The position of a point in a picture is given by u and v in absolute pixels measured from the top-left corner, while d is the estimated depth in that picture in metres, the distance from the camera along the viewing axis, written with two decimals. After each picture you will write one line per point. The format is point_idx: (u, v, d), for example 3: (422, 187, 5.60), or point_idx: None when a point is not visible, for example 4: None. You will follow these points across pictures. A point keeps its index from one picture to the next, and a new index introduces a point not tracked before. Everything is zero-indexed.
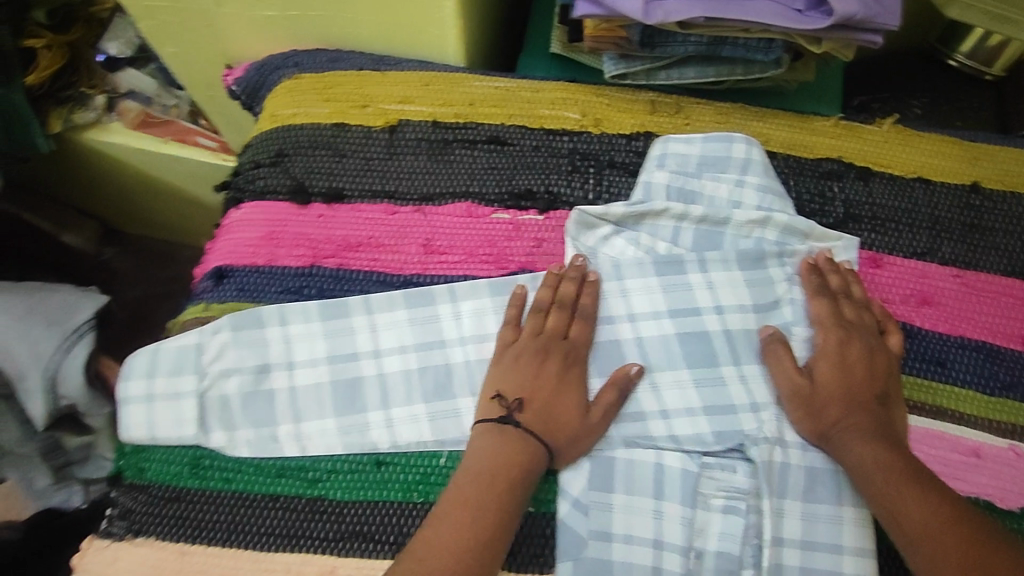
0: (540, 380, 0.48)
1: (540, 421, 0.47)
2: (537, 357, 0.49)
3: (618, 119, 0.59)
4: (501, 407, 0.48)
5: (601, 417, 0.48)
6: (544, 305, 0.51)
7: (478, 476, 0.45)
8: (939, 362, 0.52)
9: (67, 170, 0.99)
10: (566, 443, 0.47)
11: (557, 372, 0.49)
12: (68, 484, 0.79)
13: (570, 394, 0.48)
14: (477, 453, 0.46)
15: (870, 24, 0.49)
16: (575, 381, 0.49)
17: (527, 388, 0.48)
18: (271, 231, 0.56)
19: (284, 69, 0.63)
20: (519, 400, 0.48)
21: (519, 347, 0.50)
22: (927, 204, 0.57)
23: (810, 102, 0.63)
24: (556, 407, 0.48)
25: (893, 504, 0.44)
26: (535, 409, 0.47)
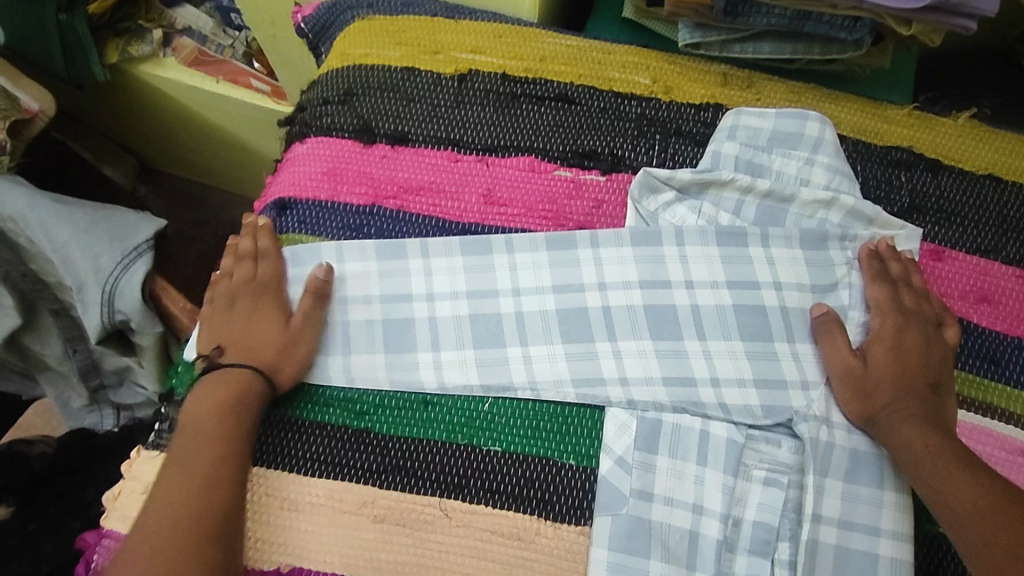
0: (236, 322, 0.50)
1: (242, 355, 0.48)
2: (225, 307, 0.50)
3: (688, 89, 0.59)
4: (204, 361, 0.49)
5: (262, 333, 0.49)
6: (222, 269, 0.52)
7: (194, 422, 0.46)
8: (994, 361, 0.52)
9: (115, 102, 0.98)
10: (272, 362, 0.48)
11: (225, 318, 0.50)
12: (101, 408, 0.82)
13: (269, 321, 0.49)
14: (198, 399, 0.47)
15: (966, 8, 0.48)
16: (244, 318, 0.50)
17: (226, 336, 0.49)
18: (334, 167, 0.56)
19: (357, 10, 0.63)
20: (220, 347, 0.49)
21: (215, 299, 0.51)
22: (994, 202, 0.56)
23: (881, 90, 0.63)
24: (244, 331, 0.49)
25: (939, 488, 0.43)
26: (234, 348, 0.49)
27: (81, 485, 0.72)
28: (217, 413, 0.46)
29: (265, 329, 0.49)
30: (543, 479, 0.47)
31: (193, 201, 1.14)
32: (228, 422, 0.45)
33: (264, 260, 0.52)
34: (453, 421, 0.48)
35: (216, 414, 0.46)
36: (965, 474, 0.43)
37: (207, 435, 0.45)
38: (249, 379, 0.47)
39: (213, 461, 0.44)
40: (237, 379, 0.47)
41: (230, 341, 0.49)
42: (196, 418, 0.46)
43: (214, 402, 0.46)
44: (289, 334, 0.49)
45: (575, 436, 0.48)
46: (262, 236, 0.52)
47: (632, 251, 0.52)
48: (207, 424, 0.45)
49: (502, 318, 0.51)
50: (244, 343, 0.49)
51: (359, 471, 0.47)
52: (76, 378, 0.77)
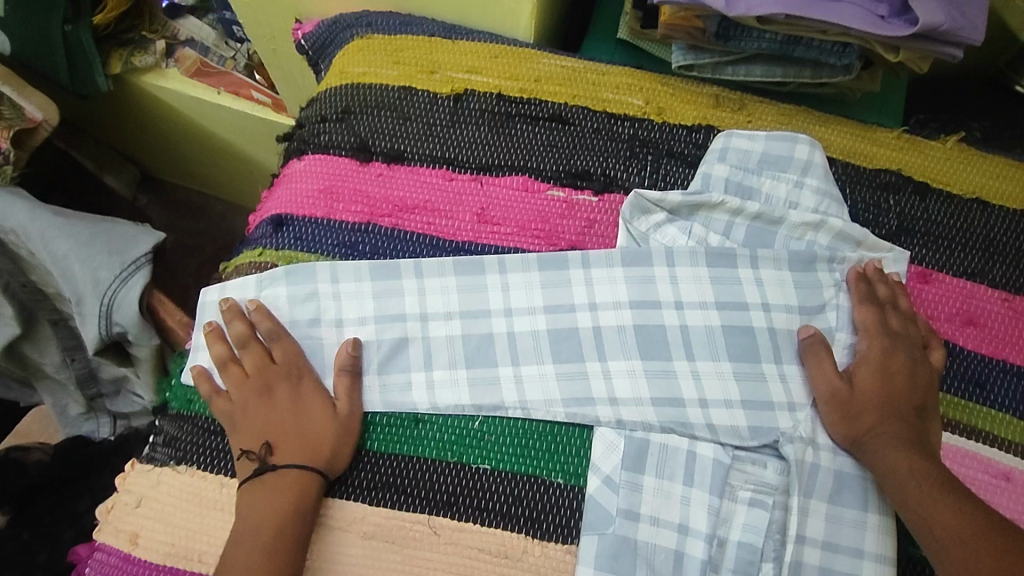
0: (273, 412, 0.48)
1: (292, 450, 0.47)
2: (256, 397, 0.49)
3: (680, 110, 0.60)
4: (249, 463, 0.47)
5: (307, 417, 0.48)
6: (228, 358, 0.51)
7: (252, 531, 0.45)
8: (979, 384, 0.52)
9: (118, 112, 1.00)
10: (330, 457, 0.47)
11: (259, 411, 0.48)
12: (97, 416, 0.82)
13: (312, 411, 0.48)
14: (253, 509, 0.45)
15: (953, 37, 0.49)
16: (277, 408, 0.48)
17: (267, 428, 0.48)
18: (331, 185, 0.57)
19: (356, 28, 0.64)
20: (265, 445, 0.47)
21: (240, 391, 0.49)
22: (982, 226, 0.57)
23: (872, 113, 0.64)
24: (285, 417, 0.48)
25: (926, 514, 0.44)
26: (283, 446, 0.47)
27: (76, 492, 0.73)
28: (274, 516, 0.45)
29: (306, 416, 0.48)
30: (531, 496, 0.47)
31: (194, 209, 1.15)
32: (289, 529, 0.45)
33: (278, 344, 0.50)
34: (443, 439, 0.49)
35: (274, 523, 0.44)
36: (951, 501, 0.44)
37: (264, 541, 0.44)
38: (303, 480, 0.46)
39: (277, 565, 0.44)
40: (287, 483, 0.46)
41: (272, 434, 0.48)
42: (257, 524, 0.45)
43: (273, 508, 0.45)
44: (338, 421, 0.48)
45: (562, 454, 0.48)
46: (264, 321, 0.51)
47: (623, 271, 0.53)
48: (264, 535, 0.44)
49: (495, 337, 0.52)
50: (284, 432, 0.48)
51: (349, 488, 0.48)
52: (73, 386, 0.77)
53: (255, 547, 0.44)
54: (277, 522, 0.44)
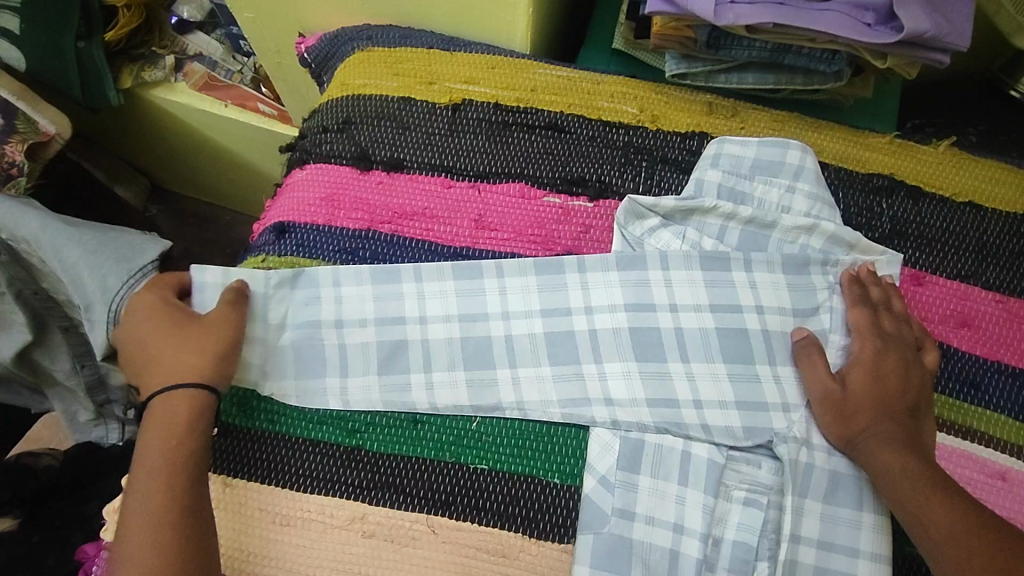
0: (151, 345, 0.49)
1: (152, 370, 0.48)
2: (137, 338, 0.50)
3: (675, 117, 0.61)
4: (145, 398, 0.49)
5: (164, 336, 0.49)
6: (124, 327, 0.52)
7: (143, 468, 0.45)
8: (974, 385, 0.53)
9: (128, 125, 1.02)
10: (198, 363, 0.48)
11: (133, 350, 0.50)
12: (107, 422, 0.83)
13: (164, 333, 0.49)
14: (139, 453, 0.46)
15: (939, 43, 0.50)
16: (142, 344, 0.50)
17: (139, 364, 0.50)
18: (332, 193, 0.58)
19: (357, 41, 0.65)
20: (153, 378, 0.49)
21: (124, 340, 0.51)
22: (975, 228, 0.57)
23: (865, 118, 0.65)
24: (142, 349, 0.49)
25: (920, 513, 0.44)
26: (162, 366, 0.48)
27: (86, 497, 0.74)
28: (161, 450, 0.46)
29: (163, 338, 0.49)
30: (528, 497, 0.48)
31: (202, 219, 1.17)
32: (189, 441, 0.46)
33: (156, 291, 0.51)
34: (442, 440, 0.50)
35: (160, 453, 0.45)
36: (944, 501, 0.44)
37: (161, 475, 0.45)
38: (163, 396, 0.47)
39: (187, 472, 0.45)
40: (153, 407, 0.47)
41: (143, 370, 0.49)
42: (156, 447, 0.46)
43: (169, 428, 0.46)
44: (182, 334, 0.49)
45: (559, 455, 0.49)
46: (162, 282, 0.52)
47: (618, 275, 0.54)
48: (156, 475, 0.45)
49: (493, 341, 0.53)
50: (145, 366, 0.49)
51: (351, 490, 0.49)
52: (83, 393, 0.79)
53: (147, 484, 0.44)
54: (162, 450, 0.46)
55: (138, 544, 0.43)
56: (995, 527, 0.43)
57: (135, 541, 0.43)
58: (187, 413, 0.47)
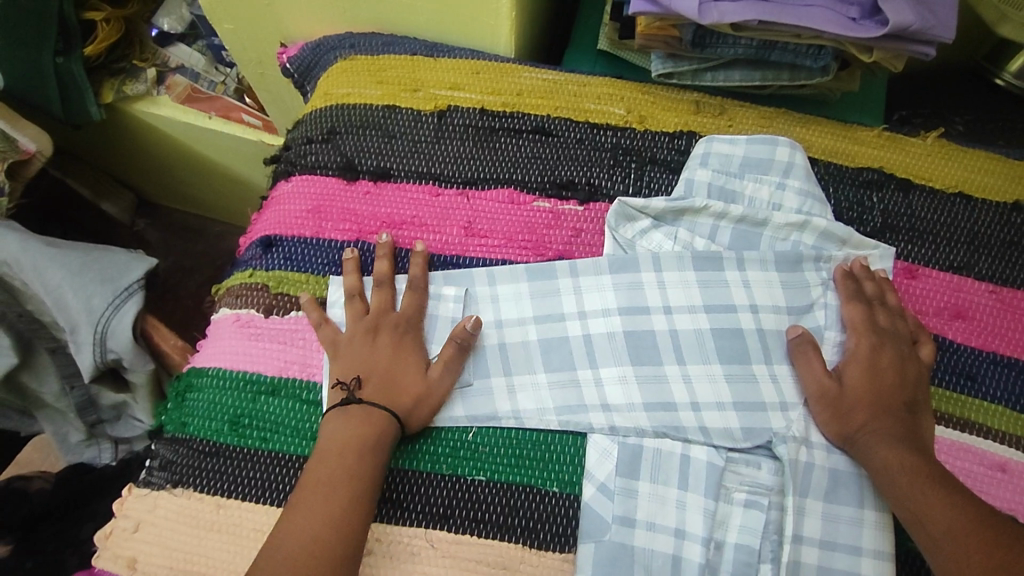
0: (373, 357, 0.50)
1: (380, 392, 0.48)
2: (364, 337, 0.50)
3: (662, 117, 0.60)
4: (340, 391, 0.49)
5: (410, 376, 0.49)
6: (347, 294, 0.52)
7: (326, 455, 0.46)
8: (970, 376, 0.52)
9: (111, 140, 1.01)
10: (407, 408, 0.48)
11: (361, 344, 0.50)
12: (99, 442, 0.82)
13: (408, 363, 0.50)
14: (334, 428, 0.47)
15: (924, 36, 0.50)
16: (375, 350, 0.50)
17: (364, 366, 0.49)
18: (319, 204, 0.57)
19: (339, 50, 0.65)
20: (356, 379, 0.49)
21: (348, 334, 0.51)
22: (966, 219, 0.57)
23: (853, 112, 0.64)
24: (374, 356, 0.50)
25: (919, 510, 0.44)
26: (379, 384, 0.48)
27: (78, 521, 0.72)
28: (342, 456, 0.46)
29: (409, 369, 0.49)
30: (526, 507, 0.47)
31: (189, 232, 1.15)
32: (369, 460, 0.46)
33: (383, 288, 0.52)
34: (438, 453, 0.49)
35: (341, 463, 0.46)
36: (944, 498, 0.44)
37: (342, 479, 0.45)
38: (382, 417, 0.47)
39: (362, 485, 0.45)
40: (364, 412, 0.47)
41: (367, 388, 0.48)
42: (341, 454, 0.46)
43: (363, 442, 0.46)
44: (428, 384, 0.49)
45: (557, 463, 0.49)
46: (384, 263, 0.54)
47: (610, 278, 0.53)
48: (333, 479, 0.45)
49: (486, 349, 0.52)
50: (384, 389, 0.48)
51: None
52: (72, 414, 0.77)
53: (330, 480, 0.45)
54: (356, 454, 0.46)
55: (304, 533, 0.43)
56: (995, 521, 0.43)
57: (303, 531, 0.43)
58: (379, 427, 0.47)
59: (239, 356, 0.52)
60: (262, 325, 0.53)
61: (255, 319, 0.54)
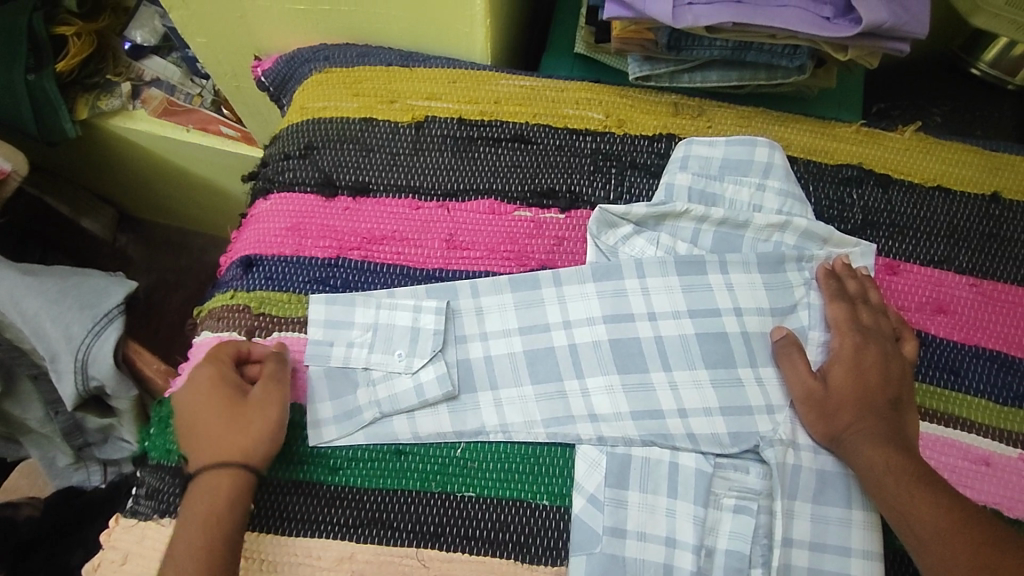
0: (234, 395, 0.48)
1: (233, 439, 0.46)
2: (228, 377, 0.49)
3: (641, 120, 0.60)
4: (203, 440, 0.47)
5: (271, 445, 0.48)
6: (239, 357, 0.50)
7: (183, 537, 0.44)
8: (953, 371, 0.52)
9: (88, 157, 0.99)
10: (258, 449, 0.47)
11: (214, 418, 0.47)
12: (87, 465, 0.81)
13: (265, 434, 0.47)
14: (191, 505, 0.45)
15: (898, 32, 0.49)
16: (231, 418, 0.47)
17: (222, 410, 0.47)
18: (298, 222, 0.57)
19: (313, 63, 0.64)
20: (218, 423, 0.47)
21: (220, 376, 0.48)
22: (946, 212, 0.57)
23: (831, 108, 0.64)
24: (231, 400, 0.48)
25: (905, 510, 0.44)
26: (228, 429, 0.47)
27: (71, 545, 0.72)
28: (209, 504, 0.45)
29: (259, 430, 0.47)
30: (517, 521, 0.47)
31: (174, 246, 1.15)
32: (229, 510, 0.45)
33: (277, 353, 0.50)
34: (426, 470, 0.49)
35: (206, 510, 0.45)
36: (930, 502, 0.44)
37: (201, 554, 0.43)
38: (236, 474, 0.46)
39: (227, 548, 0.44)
40: (225, 471, 0.46)
41: (228, 453, 0.46)
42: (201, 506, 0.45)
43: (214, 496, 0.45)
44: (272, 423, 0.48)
45: (546, 476, 0.48)
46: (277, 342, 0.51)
47: (594, 287, 0.53)
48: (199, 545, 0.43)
49: (472, 362, 0.52)
50: (235, 444, 0.46)
51: (366, 532, 0.47)
52: (60, 438, 0.77)
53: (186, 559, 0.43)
54: (207, 520, 0.44)
55: None
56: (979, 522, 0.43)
57: None
58: (234, 488, 0.45)
59: None
60: None
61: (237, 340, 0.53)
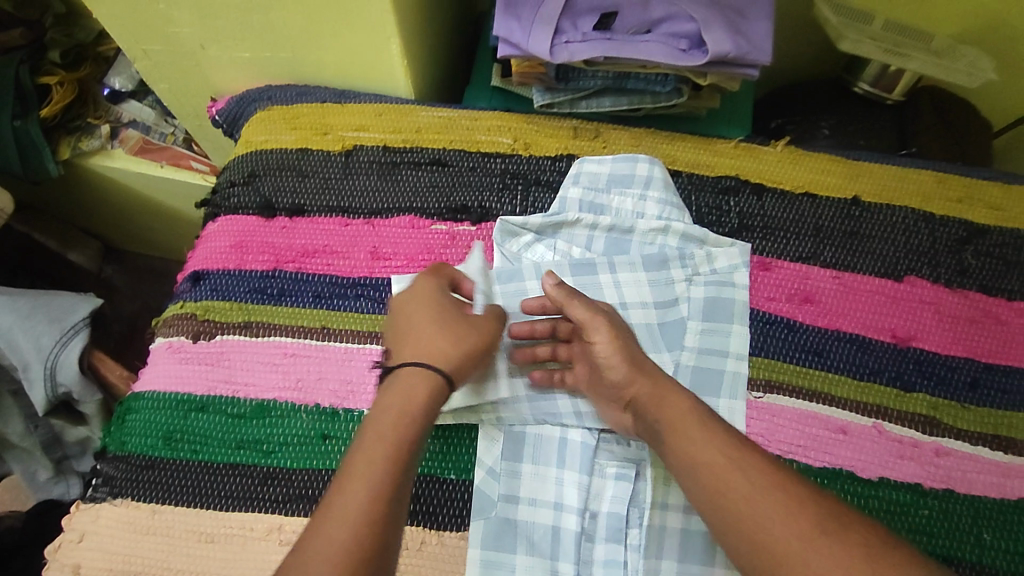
0: (442, 314, 0.51)
1: (442, 348, 0.49)
2: (455, 306, 0.53)
3: (545, 144, 0.68)
4: (412, 348, 0.49)
5: (468, 367, 0.50)
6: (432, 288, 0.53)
7: (361, 448, 0.43)
8: (817, 352, 0.59)
9: (72, 194, 1.07)
10: (455, 362, 0.49)
11: (430, 329, 0.50)
12: (67, 478, 0.87)
13: (474, 346, 0.51)
14: (385, 404, 0.45)
15: (744, 60, 0.57)
16: (443, 330, 0.50)
17: (443, 326, 0.50)
18: (241, 240, 0.64)
19: (259, 102, 0.72)
20: (445, 338, 0.50)
21: (424, 298, 0.53)
22: (811, 214, 0.65)
23: (720, 124, 0.73)
24: (438, 317, 0.51)
25: (709, 476, 0.44)
26: (433, 339, 0.49)
27: None
28: (398, 411, 0.45)
29: (470, 346, 0.50)
30: (426, 493, 0.54)
31: (156, 274, 1.23)
32: (420, 419, 0.45)
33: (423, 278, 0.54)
34: (348, 451, 0.56)
35: (396, 417, 0.44)
36: (734, 466, 0.44)
37: (378, 462, 0.42)
38: (433, 381, 0.47)
39: (396, 473, 0.42)
40: (429, 373, 0.47)
41: (437, 357, 0.48)
42: (401, 403, 0.45)
43: (417, 394, 0.46)
44: (477, 343, 0.51)
45: (453, 454, 0.55)
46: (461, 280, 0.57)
47: (499, 288, 0.60)
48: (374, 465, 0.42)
49: None
50: (439, 351, 0.49)
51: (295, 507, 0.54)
52: (39, 452, 0.83)
53: (366, 475, 0.41)
54: (404, 421, 0.44)
55: (339, 513, 0.39)
56: (792, 479, 0.43)
57: (334, 521, 0.39)
58: (432, 394, 0.47)
59: (171, 379, 0.59)
60: (191, 350, 0.60)
61: (185, 345, 0.60)
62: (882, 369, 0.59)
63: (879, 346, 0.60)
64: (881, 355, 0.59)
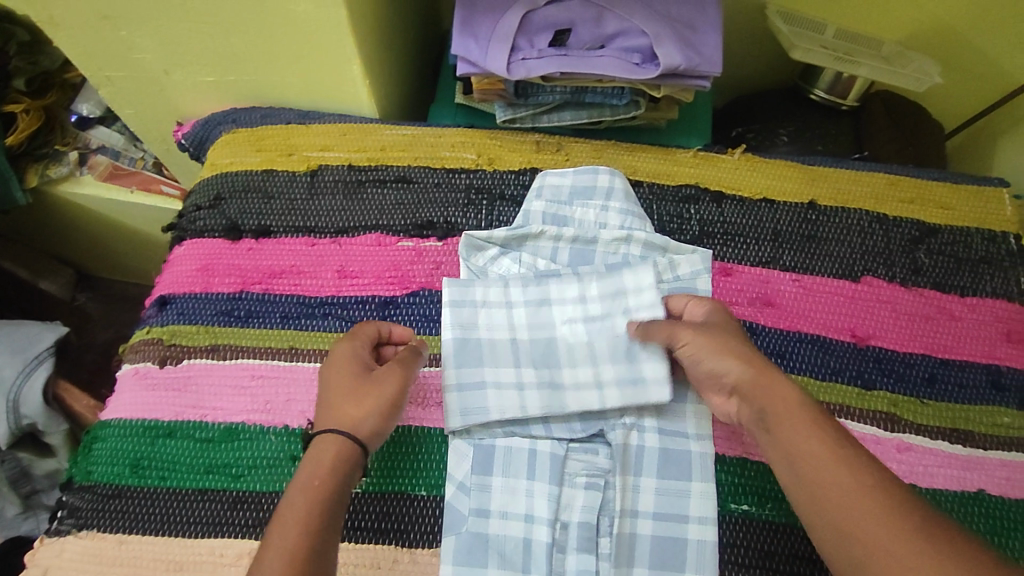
0: (353, 375, 0.51)
1: (350, 411, 0.49)
2: (365, 365, 0.52)
3: (508, 158, 0.69)
4: (324, 416, 0.49)
5: (385, 428, 0.50)
6: (347, 349, 0.52)
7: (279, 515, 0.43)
8: (781, 354, 0.60)
9: (40, 222, 1.06)
10: (369, 426, 0.49)
11: (342, 394, 0.49)
12: (36, 513, 0.84)
13: (385, 402, 0.50)
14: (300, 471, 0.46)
15: (695, 72, 0.59)
16: (354, 392, 0.50)
17: (356, 386, 0.50)
18: (207, 263, 0.64)
19: (224, 125, 0.72)
20: (354, 396, 0.49)
21: (338, 360, 0.52)
22: (770, 220, 0.66)
23: (680, 135, 0.74)
24: (348, 377, 0.50)
25: (817, 478, 0.43)
26: (341, 403, 0.49)
27: None
28: (307, 479, 0.45)
29: (377, 404, 0.49)
30: (398, 511, 0.54)
31: (130, 301, 1.22)
32: (331, 483, 0.45)
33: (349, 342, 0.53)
34: None
35: (309, 484, 0.44)
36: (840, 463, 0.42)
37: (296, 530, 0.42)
38: (344, 445, 0.47)
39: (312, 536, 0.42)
40: (337, 437, 0.47)
41: (345, 421, 0.48)
42: (308, 473, 0.45)
43: (325, 462, 0.46)
44: (389, 398, 0.50)
45: (426, 470, 0.55)
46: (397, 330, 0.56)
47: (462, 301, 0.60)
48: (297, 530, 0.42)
49: None
50: (348, 415, 0.48)
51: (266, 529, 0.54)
52: (6, 487, 0.81)
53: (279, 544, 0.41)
54: (317, 490, 0.44)
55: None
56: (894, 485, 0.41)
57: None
58: (346, 459, 0.47)
59: (137, 405, 0.59)
60: (157, 375, 0.60)
61: (151, 370, 0.60)
62: (842, 369, 0.60)
63: (839, 346, 0.61)
64: (842, 355, 0.61)
